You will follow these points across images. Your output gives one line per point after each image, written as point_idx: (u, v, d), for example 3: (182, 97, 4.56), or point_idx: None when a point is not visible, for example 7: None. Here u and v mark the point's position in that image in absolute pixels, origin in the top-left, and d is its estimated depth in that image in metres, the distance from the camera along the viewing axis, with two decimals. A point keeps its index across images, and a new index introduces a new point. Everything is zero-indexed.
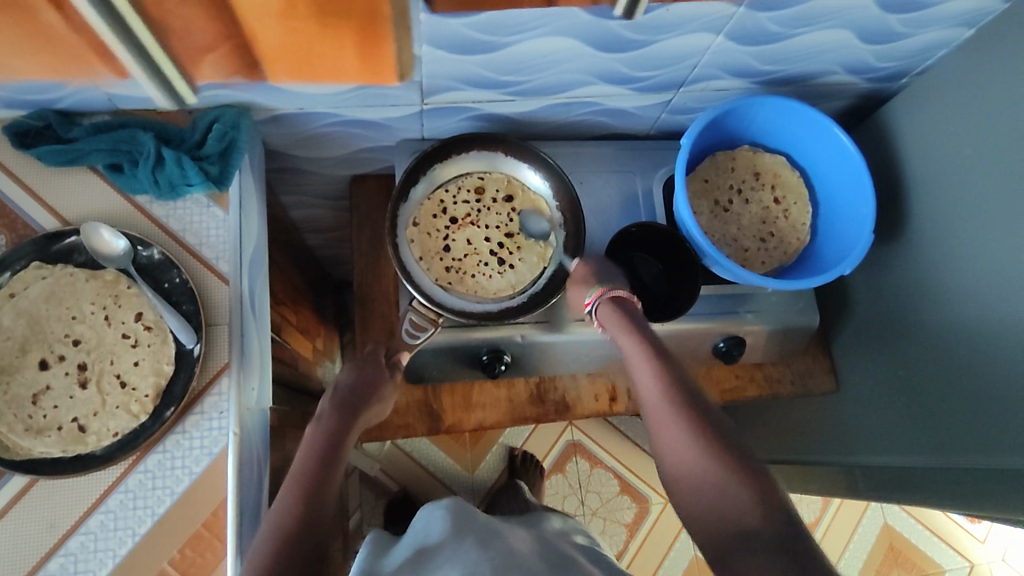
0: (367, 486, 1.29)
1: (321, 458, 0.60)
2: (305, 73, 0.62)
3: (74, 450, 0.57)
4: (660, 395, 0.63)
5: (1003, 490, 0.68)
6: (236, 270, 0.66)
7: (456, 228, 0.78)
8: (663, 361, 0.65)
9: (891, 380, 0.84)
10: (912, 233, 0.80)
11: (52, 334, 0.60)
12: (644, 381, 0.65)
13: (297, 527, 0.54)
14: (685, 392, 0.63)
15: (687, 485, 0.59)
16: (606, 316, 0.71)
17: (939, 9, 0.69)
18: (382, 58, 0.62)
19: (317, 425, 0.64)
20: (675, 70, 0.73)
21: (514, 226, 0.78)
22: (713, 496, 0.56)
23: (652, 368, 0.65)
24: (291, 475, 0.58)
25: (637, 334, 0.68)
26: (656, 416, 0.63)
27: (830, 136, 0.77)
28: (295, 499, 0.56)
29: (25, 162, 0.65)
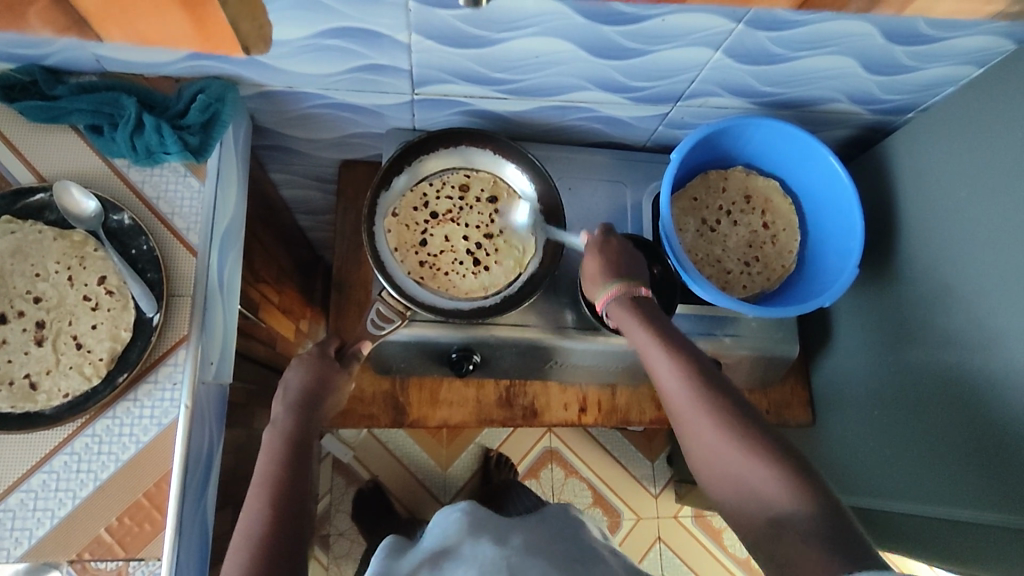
0: (338, 472, 1.30)
1: (287, 462, 0.59)
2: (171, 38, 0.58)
3: (23, 407, 0.57)
4: (680, 383, 0.59)
5: (974, 548, 0.66)
6: (206, 243, 0.65)
7: (436, 222, 0.77)
8: (679, 353, 0.61)
9: (869, 422, 0.82)
10: (902, 271, 0.78)
11: (14, 289, 0.60)
12: (664, 375, 0.61)
13: (272, 534, 0.53)
14: (714, 385, 0.59)
15: (714, 459, 0.56)
16: (618, 313, 0.66)
17: (947, 45, 0.67)
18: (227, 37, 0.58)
19: (273, 431, 0.61)
20: (672, 83, 0.72)
21: (495, 227, 0.78)
22: (742, 470, 0.54)
23: (671, 364, 0.60)
24: (257, 483, 0.57)
25: (654, 327, 0.63)
26: (680, 408, 0.59)
27: (824, 165, 0.75)
28: (266, 506, 0.55)
29: (10, 116, 0.65)
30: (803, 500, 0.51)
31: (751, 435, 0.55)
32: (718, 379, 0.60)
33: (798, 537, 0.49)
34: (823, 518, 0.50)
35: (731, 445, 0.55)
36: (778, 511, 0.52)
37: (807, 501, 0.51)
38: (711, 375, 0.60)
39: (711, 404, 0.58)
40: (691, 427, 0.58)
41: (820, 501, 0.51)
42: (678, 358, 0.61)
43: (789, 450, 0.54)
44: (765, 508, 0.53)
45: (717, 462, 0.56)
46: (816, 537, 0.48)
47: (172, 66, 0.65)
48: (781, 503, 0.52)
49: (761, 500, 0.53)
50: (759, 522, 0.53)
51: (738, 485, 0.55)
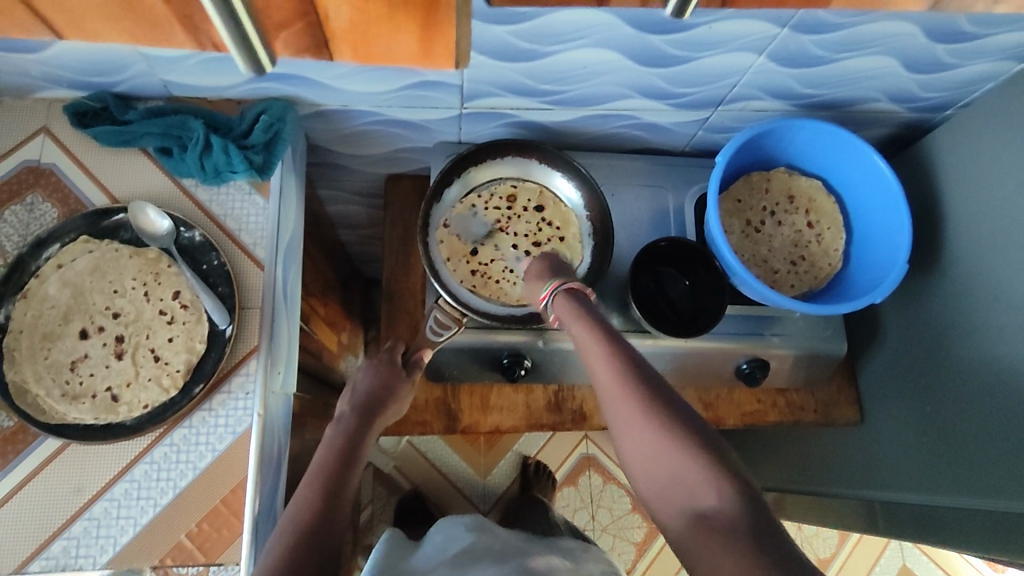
0: (379, 482, 1.31)
1: (344, 459, 0.59)
2: (365, 55, 0.60)
3: (106, 418, 0.59)
4: (614, 376, 0.57)
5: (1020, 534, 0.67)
6: (272, 257, 0.68)
7: (484, 233, 0.79)
8: (616, 347, 0.59)
9: (919, 417, 0.82)
10: (948, 266, 0.79)
11: (94, 306, 0.63)
12: (599, 369, 0.58)
13: (318, 518, 0.53)
14: (644, 378, 0.56)
15: (643, 453, 0.54)
16: (560, 308, 0.64)
17: (988, 41, 0.68)
18: (448, 48, 0.60)
19: (336, 428, 0.63)
20: (714, 88, 0.74)
21: (542, 235, 0.80)
22: (668, 465, 0.52)
23: (607, 357, 0.58)
24: (311, 472, 0.57)
25: (593, 324, 0.61)
26: (611, 401, 0.56)
27: (867, 164, 0.76)
28: (317, 494, 0.55)
29: (83, 141, 0.68)
30: (727, 501, 0.49)
31: (682, 434, 0.52)
32: (654, 376, 0.57)
33: (718, 536, 0.47)
34: (750, 520, 0.47)
35: (655, 435, 0.53)
36: (700, 510, 0.49)
37: (732, 500, 0.48)
38: (647, 371, 0.57)
39: (640, 402, 0.55)
40: (621, 419, 0.55)
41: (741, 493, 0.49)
42: (613, 351, 0.58)
43: (720, 453, 0.52)
44: (688, 504, 0.50)
45: (645, 458, 0.53)
46: (738, 535, 0.46)
47: (234, 89, 0.68)
48: (710, 502, 0.49)
49: (684, 499, 0.51)
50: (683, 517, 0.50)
51: (668, 482, 0.52)
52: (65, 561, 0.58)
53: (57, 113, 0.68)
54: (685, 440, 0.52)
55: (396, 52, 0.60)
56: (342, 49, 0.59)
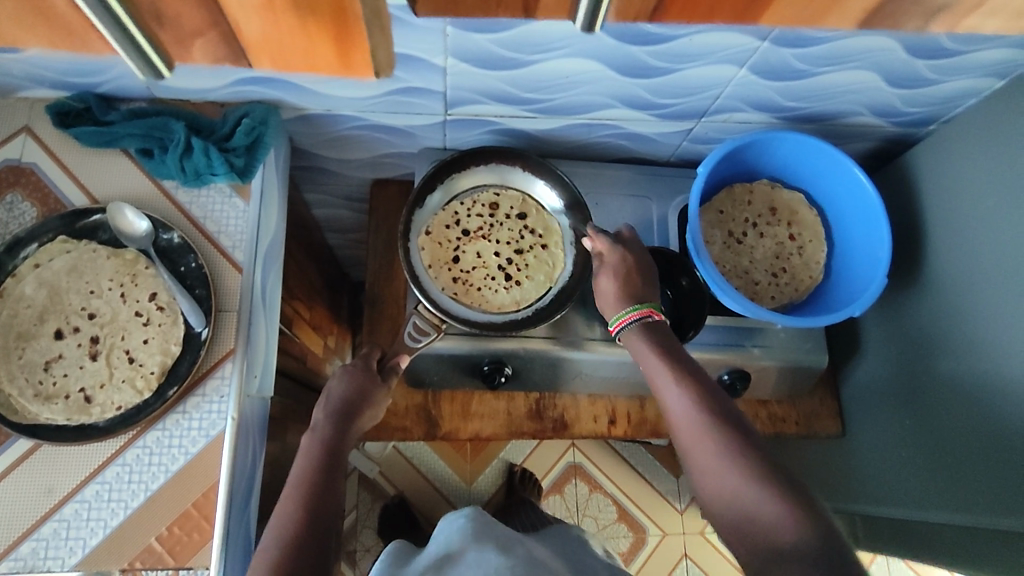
0: (364, 488, 1.31)
1: (321, 470, 0.60)
2: (284, 65, 0.62)
3: (78, 419, 0.59)
4: (698, 420, 0.59)
5: (999, 552, 0.66)
6: (251, 260, 0.68)
7: (465, 241, 0.79)
8: (689, 376, 0.61)
9: (900, 432, 0.82)
10: (929, 281, 0.79)
11: (70, 306, 0.63)
12: (671, 399, 0.61)
13: (301, 537, 0.54)
14: (724, 417, 0.58)
15: (712, 475, 0.57)
16: (633, 341, 0.65)
17: (968, 58, 0.68)
18: (366, 60, 0.62)
19: (311, 435, 0.63)
20: (697, 100, 0.74)
21: (523, 244, 0.80)
22: (740, 491, 0.55)
23: (678, 386, 0.61)
24: (290, 487, 0.58)
25: (670, 361, 0.62)
26: (692, 440, 0.59)
27: (848, 177, 0.76)
28: (297, 511, 0.56)
29: (64, 141, 0.68)
30: (792, 525, 0.51)
31: (754, 460, 0.56)
32: (732, 409, 0.59)
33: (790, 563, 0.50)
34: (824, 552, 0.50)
35: (738, 472, 0.55)
36: (772, 534, 0.52)
37: (802, 528, 0.51)
38: (721, 402, 0.60)
39: (723, 439, 0.57)
40: (693, 445, 0.59)
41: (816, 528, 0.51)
42: (685, 381, 0.61)
43: (791, 484, 0.54)
44: (762, 526, 0.53)
45: (716, 479, 0.56)
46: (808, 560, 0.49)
47: (217, 92, 0.68)
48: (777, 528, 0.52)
49: (747, 518, 0.54)
50: (751, 543, 0.53)
51: (730, 500, 0.55)
52: (34, 563, 0.58)
53: (39, 113, 0.69)
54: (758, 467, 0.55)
55: (311, 62, 0.62)
56: (261, 59, 0.61)
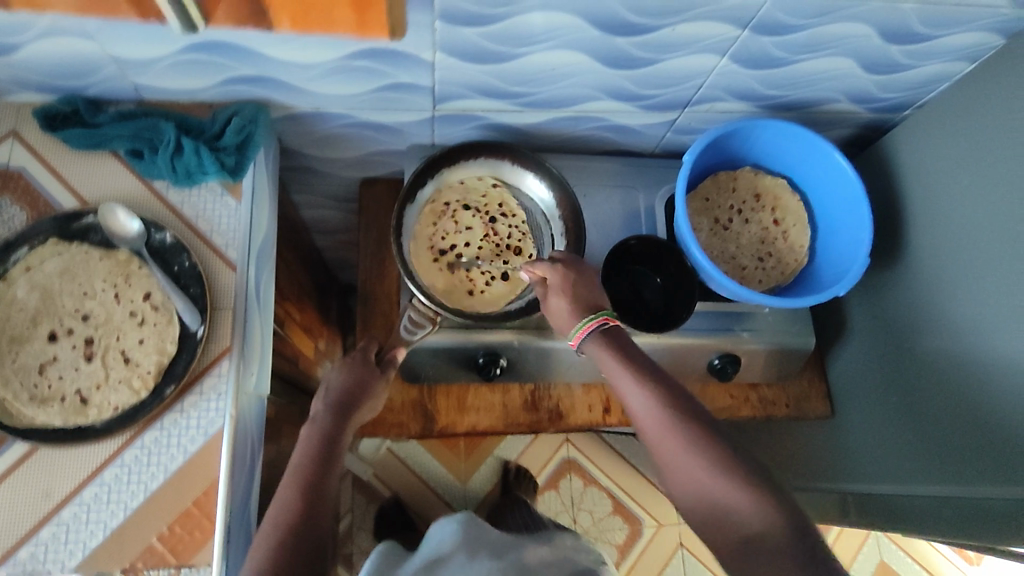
0: (359, 491, 1.31)
1: (319, 461, 0.60)
2: (304, 24, 0.57)
3: (75, 421, 0.59)
4: (662, 423, 0.60)
5: (986, 521, 0.69)
6: (244, 258, 0.68)
7: (477, 211, 0.81)
8: (652, 378, 0.62)
9: (887, 409, 0.84)
10: (909, 261, 0.81)
11: (63, 308, 0.62)
12: (636, 400, 0.62)
13: (299, 525, 0.55)
14: (685, 415, 0.60)
15: (683, 477, 0.59)
16: (595, 352, 0.65)
17: (940, 42, 0.71)
18: (382, 17, 0.56)
19: (310, 426, 0.63)
20: (679, 90, 0.76)
21: (484, 287, 0.78)
22: (714, 492, 0.57)
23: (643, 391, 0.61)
24: (289, 474, 0.59)
25: (630, 370, 0.63)
26: (658, 441, 0.60)
27: (829, 161, 0.78)
28: (295, 499, 0.57)
29: (52, 144, 0.68)
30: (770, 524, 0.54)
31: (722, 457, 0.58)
32: (684, 397, 0.61)
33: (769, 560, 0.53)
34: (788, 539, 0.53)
35: (702, 468, 0.58)
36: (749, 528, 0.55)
37: (779, 524, 0.54)
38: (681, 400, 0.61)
39: (687, 437, 0.59)
40: (659, 444, 0.60)
41: (777, 512, 0.55)
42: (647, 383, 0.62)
43: (757, 476, 0.57)
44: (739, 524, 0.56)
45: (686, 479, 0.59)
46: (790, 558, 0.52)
47: (206, 92, 0.69)
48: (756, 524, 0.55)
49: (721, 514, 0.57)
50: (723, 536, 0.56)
51: (705, 500, 0.58)
52: (34, 567, 0.58)
53: (26, 117, 0.68)
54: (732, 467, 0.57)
55: (327, 20, 0.57)
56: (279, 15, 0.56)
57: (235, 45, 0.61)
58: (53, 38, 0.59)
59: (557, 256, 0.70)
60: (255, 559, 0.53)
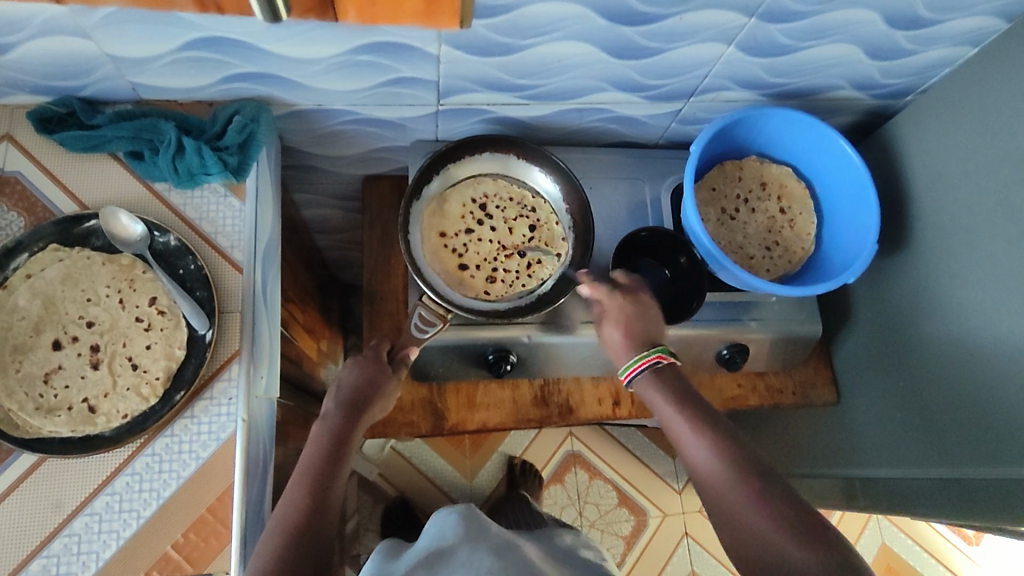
0: (365, 491, 1.28)
1: (328, 460, 0.60)
2: (374, 15, 0.56)
3: (84, 430, 0.58)
4: (714, 461, 0.60)
5: (996, 502, 0.70)
6: (251, 260, 0.67)
7: (534, 242, 0.80)
8: (710, 426, 0.63)
9: (894, 394, 0.84)
10: (914, 246, 0.81)
11: (66, 315, 0.61)
12: (694, 446, 0.62)
13: (305, 524, 0.54)
14: (739, 458, 0.60)
15: (738, 522, 0.57)
16: (648, 392, 0.67)
17: (945, 27, 0.71)
18: (454, 8, 0.56)
19: (321, 425, 0.63)
20: (685, 80, 0.75)
21: (452, 249, 0.78)
22: (768, 540, 0.55)
23: (703, 438, 0.62)
24: (298, 474, 0.58)
25: (683, 409, 0.64)
26: (710, 484, 0.60)
27: (834, 148, 0.79)
28: (303, 499, 0.56)
29: (48, 147, 0.66)
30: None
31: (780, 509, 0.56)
32: (742, 445, 0.61)
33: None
34: None
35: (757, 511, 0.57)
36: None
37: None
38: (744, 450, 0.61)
39: (740, 481, 0.58)
40: (721, 500, 0.59)
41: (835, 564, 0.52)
42: (706, 431, 0.62)
43: (815, 526, 0.55)
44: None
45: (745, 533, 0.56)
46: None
47: (206, 91, 0.67)
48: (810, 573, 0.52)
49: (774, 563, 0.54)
50: None
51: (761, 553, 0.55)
52: None
53: (20, 121, 0.67)
54: (785, 518, 0.56)
55: (395, 12, 0.56)
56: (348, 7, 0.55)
57: (237, 41, 0.60)
58: (48, 37, 0.57)
59: (622, 281, 0.74)
60: (261, 559, 0.52)
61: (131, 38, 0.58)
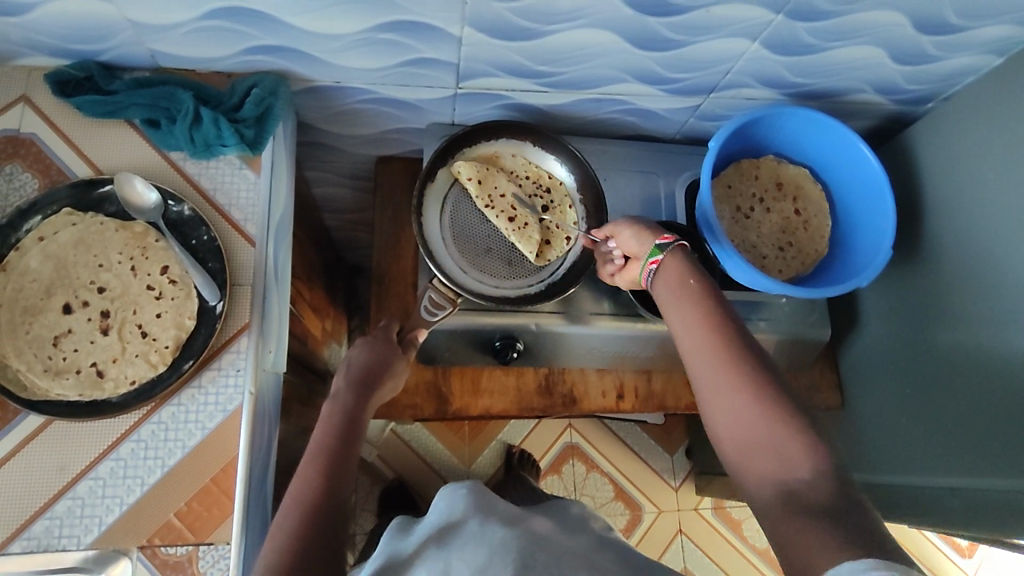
0: (362, 472, 1.29)
1: (342, 436, 0.60)
2: None
3: (91, 395, 0.58)
4: (715, 350, 0.55)
5: (994, 512, 0.69)
6: (263, 234, 0.67)
7: (547, 221, 0.79)
8: (716, 314, 0.57)
9: (899, 401, 0.84)
10: (928, 254, 0.81)
11: (78, 280, 0.61)
12: (694, 335, 0.56)
13: (323, 497, 0.54)
14: (744, 352, 0.54)
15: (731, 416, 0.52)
16: (663, 271, 0.61)
17: (971, 34, 0.70)
18: None
19: (332, 402, 0.63)
20: (707, 74, 0.75)
21: (462, 224, 0.78)
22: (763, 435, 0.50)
23: (706, 323, 0.56)
24: (310, 450, 0.58)
25: (692, 292, 0.58)
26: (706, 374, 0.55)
27: (853, 151, 0.78)
28: (320, 473, 0.56)
29: (64, 110, 0.66)
30: (821, 480, 0.48)
31: (780, 407, 0.51)
32: (744, 338, 0.55)
33: (807, 515, 0.46)
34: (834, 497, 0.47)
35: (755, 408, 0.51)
36: (788, 479, 0.48)
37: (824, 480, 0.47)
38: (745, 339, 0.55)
39: (742, 371, 0.53)
40: (714, 390, 0.54)
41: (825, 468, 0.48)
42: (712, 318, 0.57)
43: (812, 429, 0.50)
44: (776, 475, 0.49)
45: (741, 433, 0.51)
46: (831, 518, 0.45)
47: (225, 62, 0.67)
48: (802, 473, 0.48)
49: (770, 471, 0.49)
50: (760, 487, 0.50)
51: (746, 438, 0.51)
52: (47, 542, 0.57)
53: (37, 82, 0.66)
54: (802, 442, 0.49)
55: None
56: None
57: (260, 13, 0.59)
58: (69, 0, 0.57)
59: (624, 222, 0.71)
60: (281, 532, 0.52)
61: (154, 5, 0.58)
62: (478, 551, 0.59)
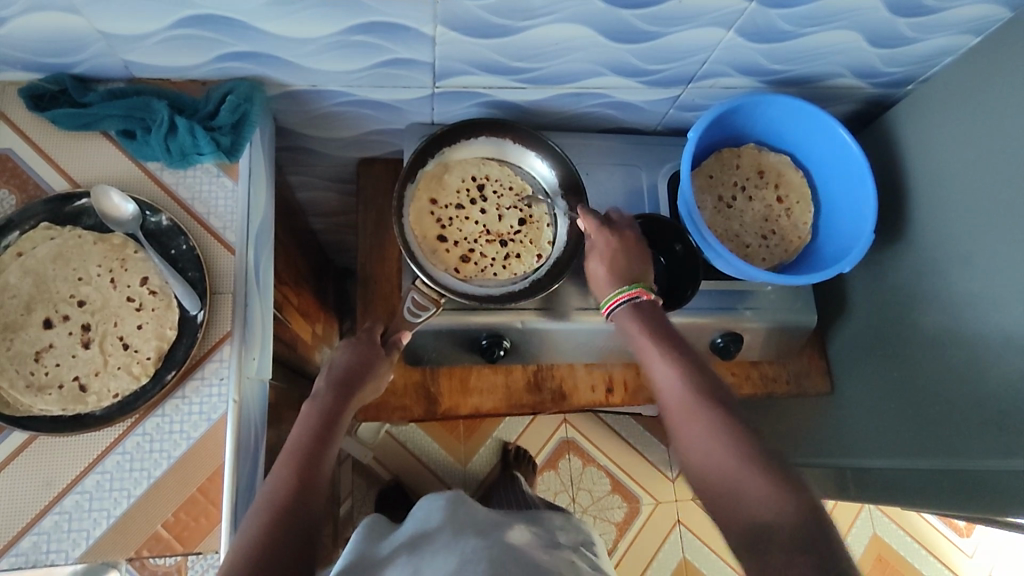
0: (358, 473, 1.29)
1: (318, 439, 0.60)
2: None
3: (74, 409, 0.58)
4: (683, 392, 0.60)
5: (976, 493, 0.70)
6: (243, 241, 0.67)
7: (525, 230, 0.79)
8: (690, 370, 0.62)
9: (885, 385, 0.85)
10: (911, 237, 0.81)
11: (57, 294, 0.61)
12: (664, 379, 0.62)
13: (293, 505, 0.54)
14: (709, 391, 0.60)
15: (703, 458, 0.58)
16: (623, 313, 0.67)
17: (946, 15, 0.70)
18: None
19: (312, 404, 0.63)
20: (684, 65, 0.74)
21: (440, 224, 0.78)
22: (732, 473, 0.55)
23: (678, 378, 0.61)
24: (285, 453, 0.58)
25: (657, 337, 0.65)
26: (678, 414, 0.60)
27: (832, 137, 0.78)
28: (290, 477, 0.56)
29: (38, 125, 0.66)
30: (787, 510, 0.52)
31: (750, 451, 0.56)
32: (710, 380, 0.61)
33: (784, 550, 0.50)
34: (803, 522, 0.52)
35: (725, 449, 0.56)
36: (760, 513, 0.53)
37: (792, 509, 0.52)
38: (722, 395, 0.60)
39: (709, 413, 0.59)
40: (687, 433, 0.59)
41: (793, 499, 0.53)
42: (686, 381, 0.61)
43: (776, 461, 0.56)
44: (747, 511, 0.54)
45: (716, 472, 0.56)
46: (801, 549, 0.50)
47: (198, 70, 0.67)
48: (769, 509, 0.53)
49: (745, 508, 0.54)
50: (734, 522, 0.55)
51: (724, 486, 0.56)
52: (36, 557, 0.57)
53: (11, 96, 0.66)
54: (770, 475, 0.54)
55: None
56: None
57: (230, 20, 0.59)
58: (36, 13, 0.57)
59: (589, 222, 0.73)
60: (245, 537, 0.52)
61: (122, 15, 0.58)
62: (449, 558, 0.59)
